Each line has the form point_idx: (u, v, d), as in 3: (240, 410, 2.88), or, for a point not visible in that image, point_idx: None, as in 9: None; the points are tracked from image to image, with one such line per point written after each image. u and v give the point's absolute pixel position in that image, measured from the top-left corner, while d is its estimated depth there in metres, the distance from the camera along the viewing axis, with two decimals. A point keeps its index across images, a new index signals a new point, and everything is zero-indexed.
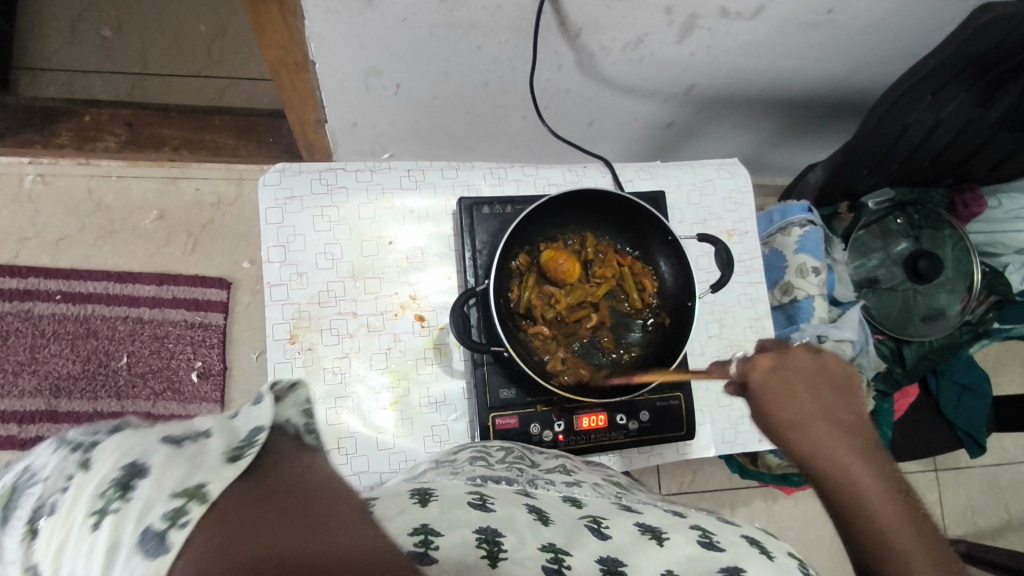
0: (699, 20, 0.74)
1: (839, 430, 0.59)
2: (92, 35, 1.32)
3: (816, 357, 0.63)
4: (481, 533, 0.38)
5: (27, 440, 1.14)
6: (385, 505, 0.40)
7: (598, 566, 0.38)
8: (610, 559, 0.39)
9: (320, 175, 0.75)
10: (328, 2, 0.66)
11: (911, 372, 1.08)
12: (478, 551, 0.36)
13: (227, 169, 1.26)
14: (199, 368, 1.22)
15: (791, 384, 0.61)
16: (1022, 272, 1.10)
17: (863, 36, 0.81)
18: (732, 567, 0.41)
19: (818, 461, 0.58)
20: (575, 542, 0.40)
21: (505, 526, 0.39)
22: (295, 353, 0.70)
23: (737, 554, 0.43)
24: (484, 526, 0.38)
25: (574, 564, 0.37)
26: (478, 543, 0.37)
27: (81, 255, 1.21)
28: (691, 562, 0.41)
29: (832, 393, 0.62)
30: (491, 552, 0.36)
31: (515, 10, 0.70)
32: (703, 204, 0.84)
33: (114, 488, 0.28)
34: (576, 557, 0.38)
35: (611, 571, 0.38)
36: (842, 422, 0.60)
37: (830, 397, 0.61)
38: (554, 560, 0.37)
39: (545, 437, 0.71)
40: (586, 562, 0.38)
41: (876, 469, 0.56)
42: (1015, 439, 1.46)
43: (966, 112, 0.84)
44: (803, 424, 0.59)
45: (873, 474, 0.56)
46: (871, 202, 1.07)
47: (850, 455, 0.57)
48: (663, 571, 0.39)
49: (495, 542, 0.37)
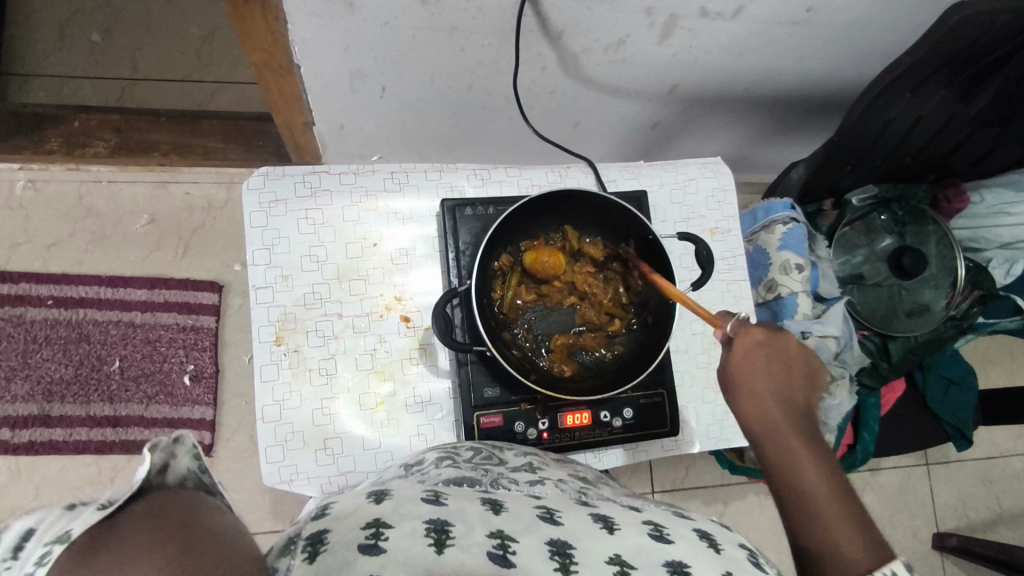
0: (680, 20, 0.75)
1: (795, 418, 0.60)
2: (81, 41, 1.32)
3: (802, 348, 0.64)
4: (431, 523, 0.39)
5: (19, 445, 1.15)
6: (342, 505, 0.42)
7: (547, 547, 0.39)
8: (560, 542, 0.40)
9: (305, 178, 0.75)
10: (310, 6, 0.66)
11: (897, 367, 1.08)
12: (426, 539, 0.38)
13: (217, 173, 1.26)
14: (191, 371, 1.22)
15: (766, 363, 0.61)
16: (1005, 267, 1.11)
17: (843, 34, 0.82)
18: (676, 562, 0.41)
19: (770, 445, 0.60)
20: (526, 530, 0.41)
21: (455, 516, 0.41)
22: (281, 355, 0.71)
23: (685, 546, 0.43)
24: (435, 517, 0.40)
25: (519, 550, 0.39)
26: (426, 531, 0.38)
27: (73, 260, 1.22)
28: (638, 550, 0.41)
29: (797, 379, 0.62)
30: (439, 539, 0.38)
31: (496, 13, 0.70)
32: (686, 203, 0.85)
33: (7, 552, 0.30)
34: (523, 543, 0.39)
35: (558, 554, 0.39)
36: (799, 410, 0.62)
37: (793, 382, 0.62)
38: (500, 546, 0.39)
39: (530, 434, 0.72)
40: (534, 546, 0.39)
41: (823, 472, 0.57)
42: (1005, 432, 1.47)
43: (946, 108, 0.84)
44: (762, 405, 0.60)
45: (819, 464, 0.58)
46: (855, 199, 1.09)
47: (800, 456, 0.58)
48: (610, 556, 0.40)
49: (443, 530, 0.39)
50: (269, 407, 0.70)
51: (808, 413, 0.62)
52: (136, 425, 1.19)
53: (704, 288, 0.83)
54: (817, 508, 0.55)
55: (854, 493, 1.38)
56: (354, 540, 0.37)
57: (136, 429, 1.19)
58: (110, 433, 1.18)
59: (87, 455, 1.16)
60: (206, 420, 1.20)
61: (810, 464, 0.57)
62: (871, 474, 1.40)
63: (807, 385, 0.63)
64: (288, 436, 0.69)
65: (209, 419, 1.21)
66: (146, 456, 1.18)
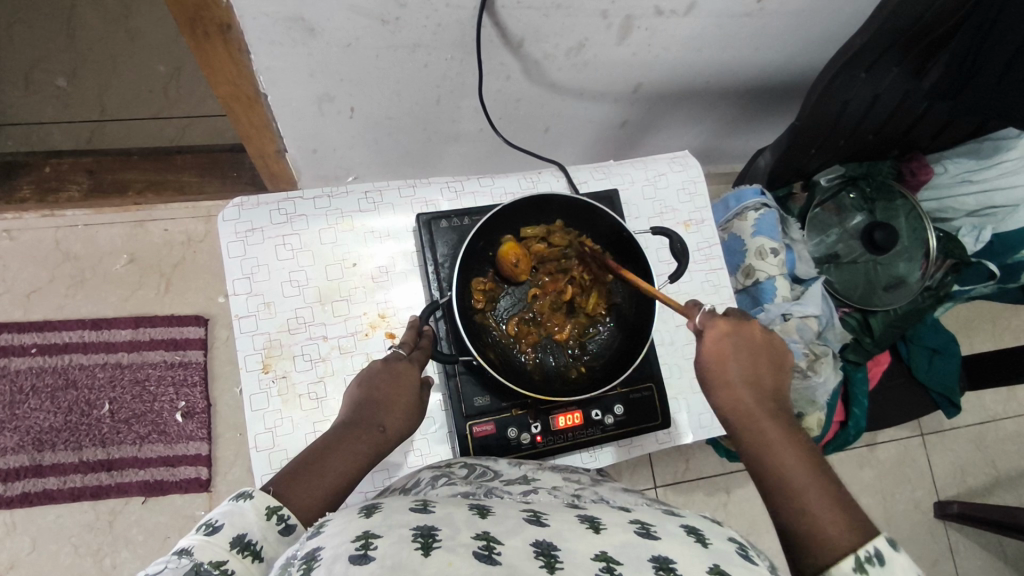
0: (635, 20, 0.77)
1: (774, 402, 0.60)
2: (47, 86, 1.32)
3: (770, 338, 0.63)
4: (418, 530, 0.39)
5: (14, 497, 1.14)
6: (334, 519, 0.42)
7: (531, 548, 0.39)
8: (545, 542, 0.40)
9: (279, 205, 0.76)
10: (271, 35, 0.67)
11: (880, 341, 1.11)
12: (413, 545, 0.38)
13: (194, 208, 1.27)
14: (182, 408, 1.21)
15: (734, 351, 0.61)
16: (974, 234, 1.13)
17: (794, 21, 0.84)
18: (662, 558, 0.41)
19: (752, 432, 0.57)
20: (512, 531, 0.41)
21: (441, 521, 0.41)
22: (270, 382, 0.71)
23: (670, 543, 0.43)
24: (422, 524, 0.40)
25: (504, 550, 0.39)
26: (414, 537, 0.38)
27: (54, 306, 1.21)
28: (623, 546, 0.42)
29: (766, 367, 0.61)
30: (426, 543, 0.38)
31: (455, 27, 0.71)
32: (658, 198, 0.86)
33: (204, 526, 0.47)
34: (508, 544, 0.40)
35: (543, 554, 0.39)
36: (770, 396, 0.60)
37: (759, 366, 0.61)
38: (486, 547, 0.39)
39: (524, 439, 0.72)
40: (519, 547, 0.39)
41: (801, 449, 0.55)
42: (994, 396, 1.49)
43: (901, 84, 0.87)
44: (738, 397, 0.59)
45: (796, 448, 0.55)
46: (823, 180, 1.10)
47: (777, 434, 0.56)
48: (594, 553, 0.40)
49: (430, 534, 0.39)
50: (262, 435, 0.70)
51: (780, 398, 0.61)
52: (130, 467, 1.18)
53: (683, 280, 0.84)
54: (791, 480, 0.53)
55: (854, 467, 1.40)
56: (345, 552, 0.37)
57: (132, 470, 1.18)
58: (105, 477, 1.17)
59: (83, 501, 1.15)
60: (203, 455, 1.20)
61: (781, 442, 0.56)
62: (868, 450, 1.42)
63: (776, 373, 0.62)
64: (283, 463, 0.69)
65: (204, 454, 1.20)
66: (143, 497, 1.17)
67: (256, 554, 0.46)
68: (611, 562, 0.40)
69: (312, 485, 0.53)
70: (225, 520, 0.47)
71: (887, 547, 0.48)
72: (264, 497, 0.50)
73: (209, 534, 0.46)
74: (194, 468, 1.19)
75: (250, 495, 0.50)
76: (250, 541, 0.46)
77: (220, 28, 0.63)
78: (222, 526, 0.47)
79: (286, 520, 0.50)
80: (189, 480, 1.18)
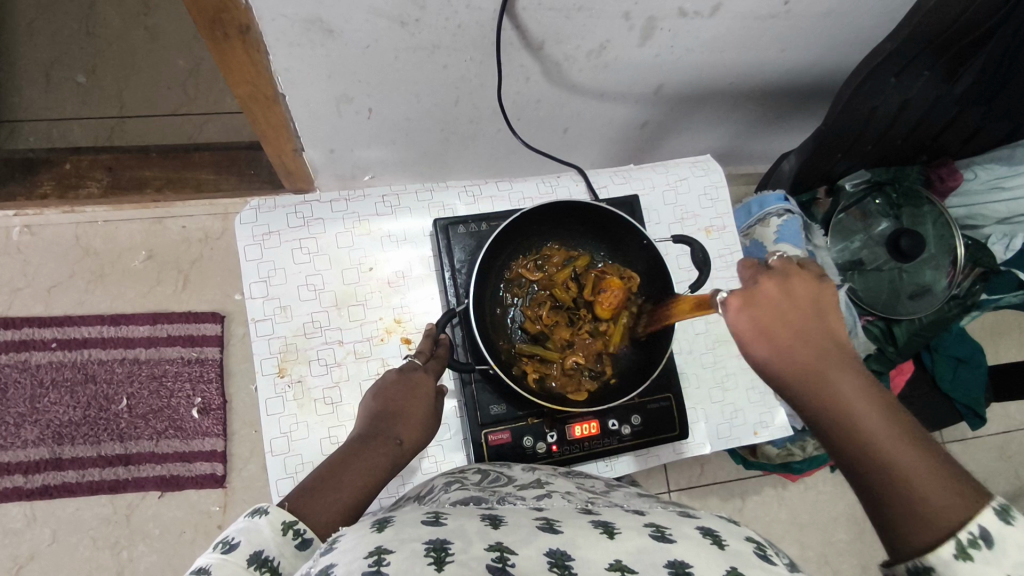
0: (658, 22, 0.75)
1: (846, 357, 0.51)
2: (68, 82, 1.33)
3: (809, 297, 0.53)
4: (430, 543, 0.39)
5: (34, 489, 1.15)
6: (347, 535, 0.41)
7: (546, 559, 0.39)
8: (559, 552, 0.40)
9: (297, 208, 0.75)
10: (290, 37, 0.66)
11: (903, 350, 1.09)
12: (425, 559, 0.37)
13: (211, 205, 1.27)
14: (199, 404, 1.22)
15: (776, 313, 0.53)
16: (1004, 242, 1.12)
17: (822, 22, 0.82)
18: (677, 562, 0.40)
19: (817, 392, 0.50)
20: (525, 541, 0.40)
21: (454, 535, 0.40)
22: (285, 387, 0.71)
23: (685, 546, 0.42)
24: (435, 537, 0.40)
25: (518, 562, 0.38)
26: (426, 552, 0.38)
27: (75, 302, 1.22)
28: (639, 553, 0.41)
29: (815, 322, 0.52)
30: (438, 557, 0.37)
31: (476, 28, 0.70)
32: (679, 204, 0.84)
33: (221, 544, 0.46)
34: (522, 555, 0.39)
35: (557, 565, 0.38)
36: (845, 355, 0.51)
37: (821, 328, 0.52)
38: (498, 559, 0.38)
39: (539, 448, 0.72)
40: (533, 558, 0.38)
41: (889, 418, 0.48)
42: (1020, 406, 1.46)
43: (932, 90, 0.84)
44: (807, 363, 0.51)
45: (875, 411, 0.48)
46: (848, 184, 1.09)
47: (859, 401, 0.48)
48: (609, 563, 0.39)
49: (442, 548, 0.38)
50: (277, 440, 0.70)
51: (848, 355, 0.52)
52: (148, 462, 1.19)
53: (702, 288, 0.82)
54: (880, 456, 0.46)
55: None
56: (358, 568, 0.36)
57: (149, 465, 1.19)
58: (122, 472, 1.18)
59: (101, 494, 1.17)
60: (218, 452, 1.20)
61: (863, 411, 0.48)
62: None
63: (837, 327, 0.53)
64: (298, 467, 0.69)
65: (220, 450, 1.21)
66: (160, 491, 1.18)
67: (274, 569, 0.45)
68: (625, 571, 0.38)
69: (329, 498, 0.52)
70: (243, 538, 0.47)
71: (997, 521, 0.42)
72: (281, 513, 0.49)
73: (226, 552, 0.45)
74: (209, 465, 1.20)
75: (266, 511, 0.49)
76: (267, 557, 0.46)
77: (239, 29, 0.63)
78: (240, 543, 0.46)
79: (302, 534, 0.49)
80: (204, 476, 1.19)
